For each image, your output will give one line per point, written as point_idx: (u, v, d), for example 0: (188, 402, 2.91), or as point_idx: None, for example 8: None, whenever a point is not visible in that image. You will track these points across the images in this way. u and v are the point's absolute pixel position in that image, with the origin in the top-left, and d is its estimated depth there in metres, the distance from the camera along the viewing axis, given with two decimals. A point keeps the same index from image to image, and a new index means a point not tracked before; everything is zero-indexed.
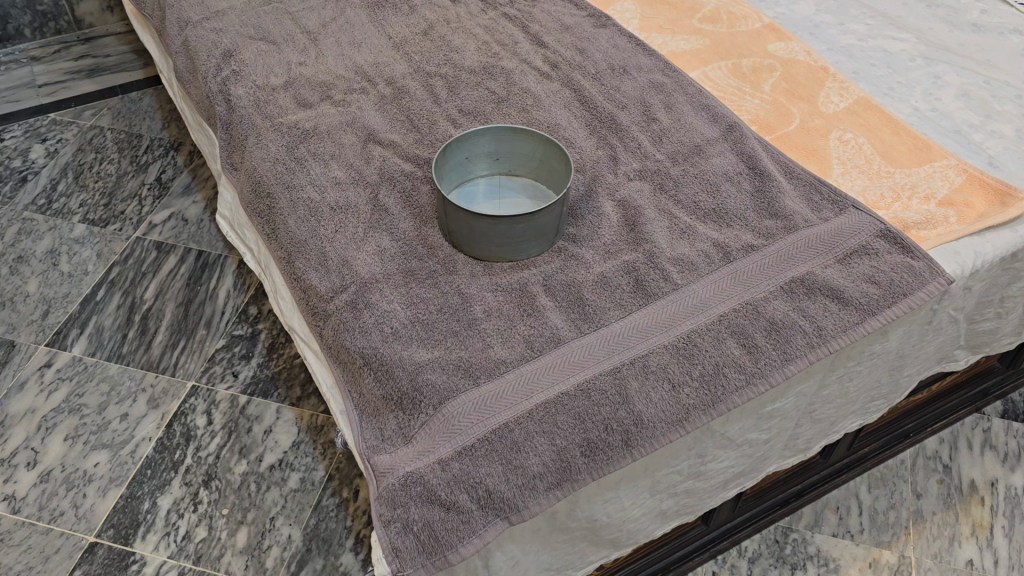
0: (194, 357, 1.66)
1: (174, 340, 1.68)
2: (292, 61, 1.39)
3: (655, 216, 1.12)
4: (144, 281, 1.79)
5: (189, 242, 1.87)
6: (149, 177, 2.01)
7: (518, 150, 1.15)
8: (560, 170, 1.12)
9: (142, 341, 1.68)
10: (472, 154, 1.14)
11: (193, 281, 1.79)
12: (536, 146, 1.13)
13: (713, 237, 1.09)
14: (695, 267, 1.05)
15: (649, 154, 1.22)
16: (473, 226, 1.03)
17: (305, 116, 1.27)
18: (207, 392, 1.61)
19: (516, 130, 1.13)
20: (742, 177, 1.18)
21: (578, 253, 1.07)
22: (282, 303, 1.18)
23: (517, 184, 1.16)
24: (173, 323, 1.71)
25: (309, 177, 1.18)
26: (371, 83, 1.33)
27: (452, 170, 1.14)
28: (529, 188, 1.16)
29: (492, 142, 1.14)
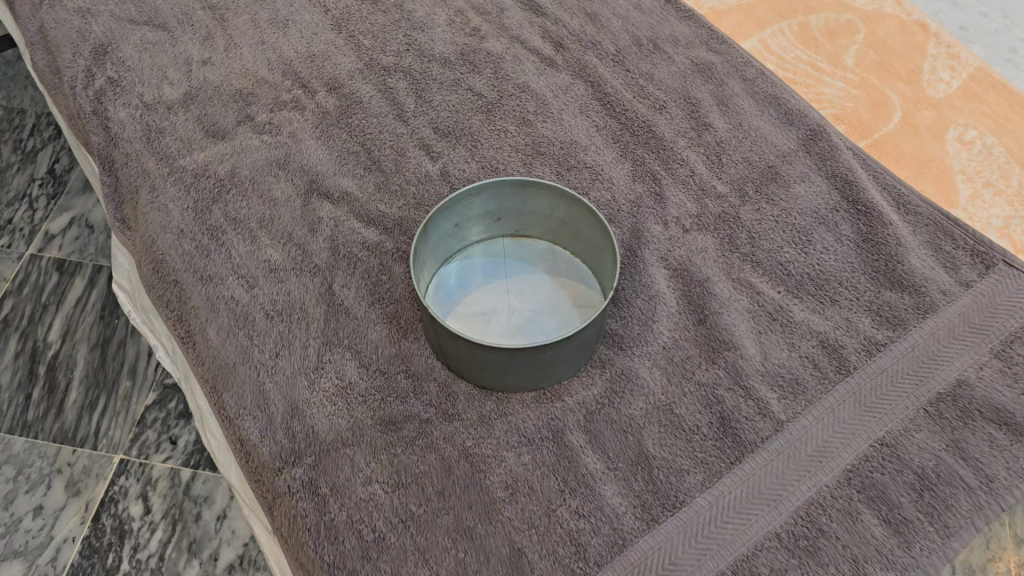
0: (119, 422, 1.33)
1: (92, 399, 1.34)
2: (193, 59, 1.00)
3: (730, 293, 0.79)
4: (44, 317, 1.43)
5: (97, 257, 1.49)
6: (38, 169, 1.61)
7: (528, 209, 0.80)
8: (594, 238, 0.78)
9: (49, 404, 1.34)
10: (463, 219, 0.79)
11: (108, 313, 1.43)
12: (556, 202, 0.78)
13: (817, 329, 0.76)
14: (801, 386, 0.73)
15: (707, 185, 0.87)
16: (477, 352, 0.69)
17: (218, 154, 0.90)
18: (140, 470, 1.29)
19: (527, 185, 0.77)
20: (840, 217, 0.84)
21: (630, 371, 0.75)
22: (211, 438, 0.84)
23: (529, 251, 0.83)
24: (87, 376, 1.36)
25: (231, 261, 0.82)
26: (307, 90, 0.95)
27: (437, 247, 0.79)
28: (548, 256, 0.83)
29: (494, 201, 0.79)
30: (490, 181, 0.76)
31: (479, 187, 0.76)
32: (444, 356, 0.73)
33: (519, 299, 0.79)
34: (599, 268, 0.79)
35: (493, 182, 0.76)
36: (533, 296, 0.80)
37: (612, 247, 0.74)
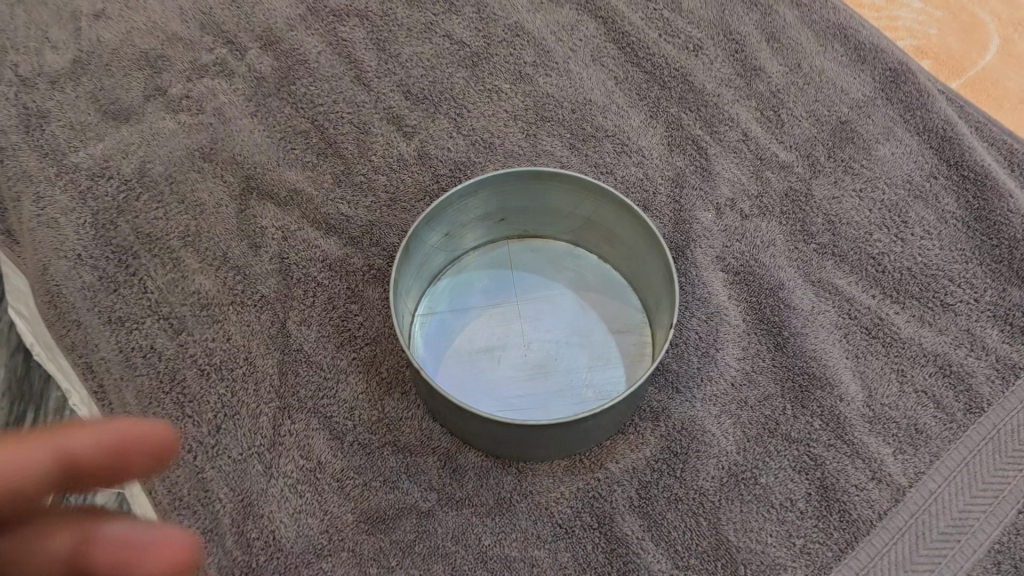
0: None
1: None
2: (81, 11, 0.76)
3: (812, 303, 0.60)
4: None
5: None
6: None
7: (541, 206, 0.60)
8: (632, 244, 0.58)
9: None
10: (456, 225, 0.59)
11: None
12: (579, 198, 0.58)
13: (931, 349, 0.58)
14: (921, 434, 0.55)
15: (766, 153, 0.67)
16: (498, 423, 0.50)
17: (121, 144, 0.68)
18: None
19: (541, 178, 0.56)
20: (941, 187, 0.65)
21: (692, 424, 0.56)
22: None
23: (543, 258, 0.64)
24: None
25: (148, 297, 0.61)
26: (233, 48, 0.73)
27: (423, 264, 0.59)
28: (568, 263, 0.63)
29: (496, 200, 0.58)
30: (491, 177, 0.55)
31: (476, 185, 0.55)
32: (444, 421, 0.54)
33: (536, 326, 0.60)
34: (639, 280, 0.60)
35: (495, 178, 0.55)
36: (553, 320, 0.61)
37: (661, 262, 0.55)
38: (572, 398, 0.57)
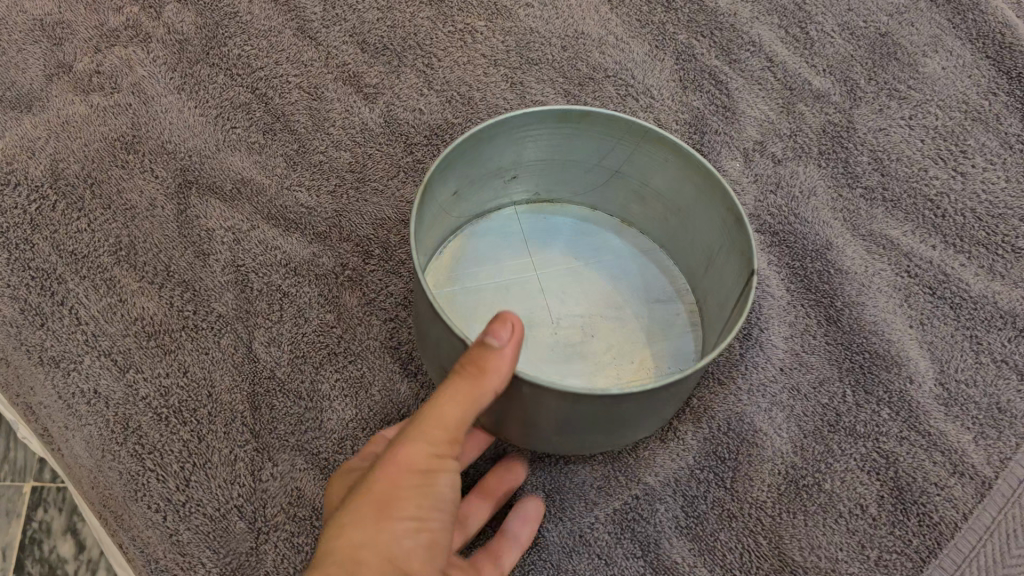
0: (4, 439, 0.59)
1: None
2: None
3: (866, 262, 0.52)
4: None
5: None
6: None
7: (565, 158, 0.50)
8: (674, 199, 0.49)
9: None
10: (466, 180, 0.48)
11: None
12: (611, 144, 0.48)
13: (1004, 308, 0.50)
14: (1004, 412, 0.47)
15: (796, 81, 0.57)
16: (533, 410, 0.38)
17: (22, 138, 0.56)
18: (56, 509, 0.55)
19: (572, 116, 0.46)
20: (998, 104, 0.57)
21: (741, 422, 0.47)
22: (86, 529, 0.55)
23: (562, 225, 0.54)
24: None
25: (82, 328, 0.51)
26: (147, 7, 0.61)
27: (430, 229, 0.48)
28: (588, 228, 0.54)
29: (515, 148, 0.48)
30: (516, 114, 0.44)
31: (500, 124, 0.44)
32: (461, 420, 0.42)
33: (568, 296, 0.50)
34: (681, 239, 0.50)
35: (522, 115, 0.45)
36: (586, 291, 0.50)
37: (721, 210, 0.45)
38: (621, 373, 0.47)
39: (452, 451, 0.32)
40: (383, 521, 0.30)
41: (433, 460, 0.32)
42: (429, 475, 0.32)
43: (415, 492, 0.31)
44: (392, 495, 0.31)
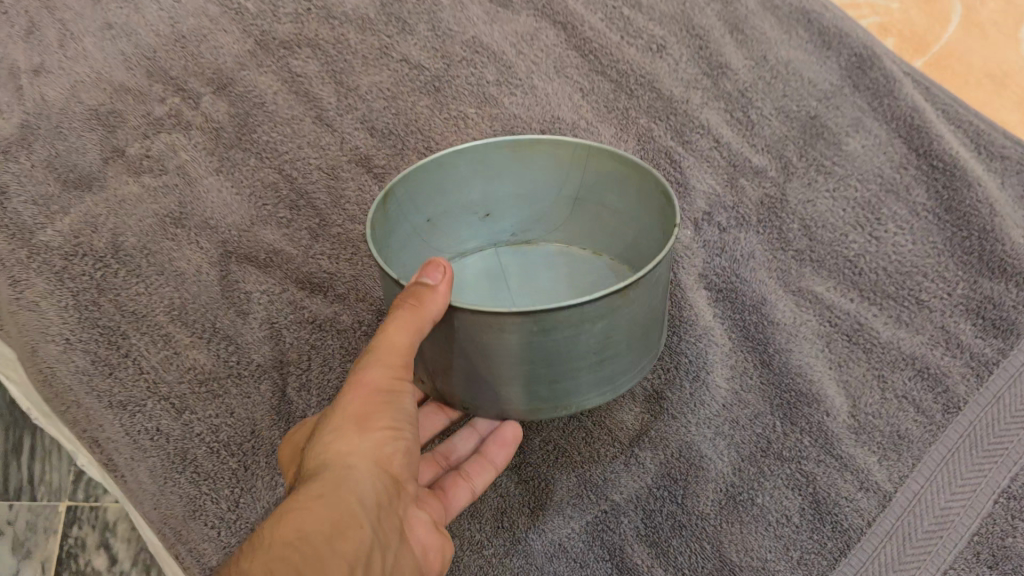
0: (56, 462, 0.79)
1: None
2: (19, 67, 0.73)
3: (794, 315, 0.62)
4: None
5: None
6: None
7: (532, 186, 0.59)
8: (625, 212, 0.57)
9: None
10: (439, 211, 0.57)
11: None
12: (567, 169, 0.57)
13: (908, 350, 0.60)
14: (905, 438, 0.57)
15: (739, 159, 0.68)
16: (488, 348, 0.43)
17: (87, 216, 0.67)
18: (92, 524, 0.78)
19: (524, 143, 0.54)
20: (910, 178, 0.67)
21: (690, 450, 0.58)
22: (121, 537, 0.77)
23: (539, 259, 0.64)
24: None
25: (145, 376, 0.61)
26: (187, 96, 0.71)
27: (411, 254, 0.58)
28: (565, 259, 0.63)
29: (484, 182, 0.57)
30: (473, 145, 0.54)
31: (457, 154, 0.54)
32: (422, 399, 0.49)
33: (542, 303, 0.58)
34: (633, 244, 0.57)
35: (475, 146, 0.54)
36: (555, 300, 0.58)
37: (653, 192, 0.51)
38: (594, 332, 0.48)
39: (407, 368, 0.44)
40: (365, 428, 0.42)
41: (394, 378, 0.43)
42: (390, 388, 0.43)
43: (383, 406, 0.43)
44: (367, 408, 0.43)
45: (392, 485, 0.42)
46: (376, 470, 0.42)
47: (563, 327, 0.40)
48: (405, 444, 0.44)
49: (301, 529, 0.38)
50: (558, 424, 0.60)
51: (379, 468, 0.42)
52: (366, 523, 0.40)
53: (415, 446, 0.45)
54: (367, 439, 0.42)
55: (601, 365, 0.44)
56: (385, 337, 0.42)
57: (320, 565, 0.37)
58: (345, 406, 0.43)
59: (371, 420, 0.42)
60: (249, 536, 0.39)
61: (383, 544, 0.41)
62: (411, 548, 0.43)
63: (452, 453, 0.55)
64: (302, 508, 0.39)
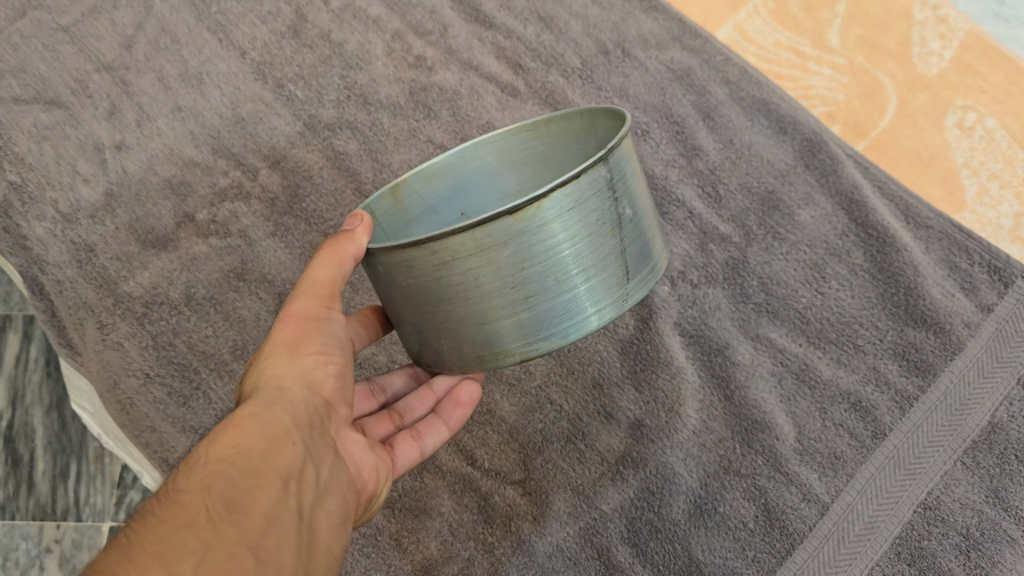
0: (99, 487, 0.94)
1: (60, 475, 0.94)
2: (103, 143, 0.86)
3: (752, 357, 0.75)
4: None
5: (26, 306, 1.05)
6: None
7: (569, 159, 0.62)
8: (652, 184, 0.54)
9: (17, 481, 0.95)
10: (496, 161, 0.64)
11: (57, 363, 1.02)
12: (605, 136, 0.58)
13: (845, 387, 0.74)
14: (840, 459, 0.71)
15: (708, 227, 0.82)
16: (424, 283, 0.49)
17: (164, 271, 0.80)
18: None
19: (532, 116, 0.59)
20: (851, 243, 0.80)
21: (664, 468, 0.71)
22: None
23: None
24: (50, 442, 0.96)
25: (214, 406, 0.74)
26: (246, 170, 0.85)
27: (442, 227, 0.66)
28: None
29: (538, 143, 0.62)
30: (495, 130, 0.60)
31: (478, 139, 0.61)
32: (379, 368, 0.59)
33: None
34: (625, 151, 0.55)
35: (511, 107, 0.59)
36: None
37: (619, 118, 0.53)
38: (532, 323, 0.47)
39: (330, 306, 0.56)
40: (294, 357, 0.53)
41: (321, 312, 0.55)
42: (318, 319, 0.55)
43: (310, 334, 0.54)
44: (297, 338, 0.54)
45: (319, 407, 0.52)
46: (306, 393, 0.52)
47: (461, 263, 0.46)
48: (332, 371, 0.54)
49: (237, 443, 0.45)
50: (556, 446, 0.72)
51: (308, 391, 0.52)
52: (296, 434, 0.48)
53: (341, 377, 0.55)
54: (297, 367, 0.53)
55: (527, 303, 0.47)
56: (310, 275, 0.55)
57: (259, 465, 0.45)
58: (276, 341, 0.54)
59: (300, 348, 0.53)
60: (187, 455, 0.46)
61: (314, 455, 0.49)
62: (342, 463, 0.52)
63: (407, 414, 0.65)
64: (239, 424, 0.47)
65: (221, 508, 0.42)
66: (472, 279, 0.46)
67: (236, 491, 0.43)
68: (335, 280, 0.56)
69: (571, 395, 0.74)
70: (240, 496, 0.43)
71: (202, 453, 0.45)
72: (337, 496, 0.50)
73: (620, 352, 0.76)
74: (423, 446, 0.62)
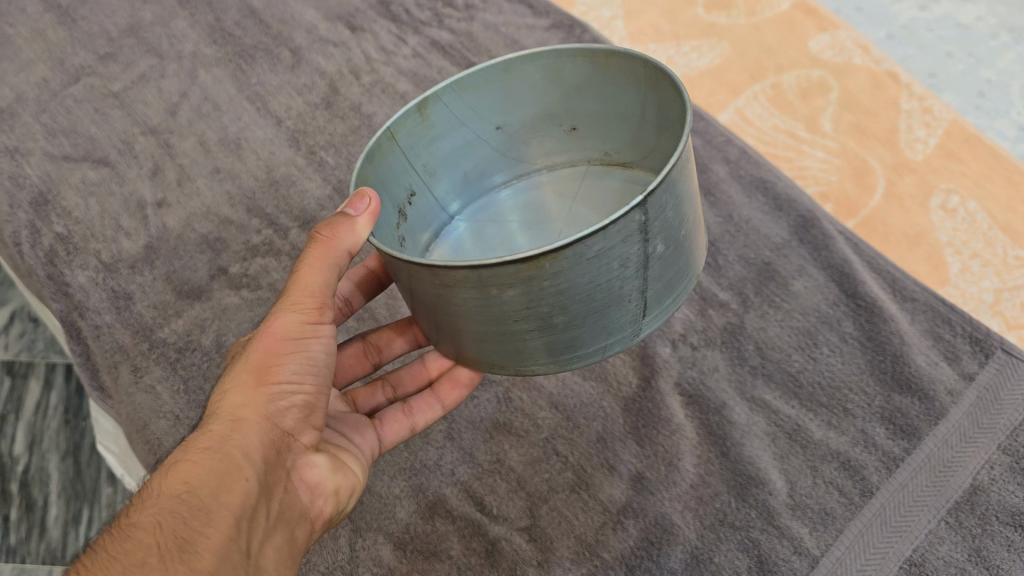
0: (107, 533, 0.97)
1: (71, 520, 0.98)
2: (146, 201, 0.92)
3: (747, 416, 0.80)
4: (4, 426, 1.05)
5: (49, 352, 1.11)
6: None
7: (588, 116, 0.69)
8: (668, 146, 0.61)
9: (29, 525, 0.98)
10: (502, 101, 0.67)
11: (74, 413, 1.06)
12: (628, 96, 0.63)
13: (835, 447, 0.78)
14: (830, 516, 0.75)
15: (708, 294, 0.88)
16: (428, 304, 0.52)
17: (197, 319, 0.86)
18: None
19: (582, 56, 0.63)
20: (842, 313, 0.85)
21: (664, 518, 0.75)
22: None
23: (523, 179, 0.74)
24: (64, 488, 1.00)
25: None
26: (278, 228, 0.91)
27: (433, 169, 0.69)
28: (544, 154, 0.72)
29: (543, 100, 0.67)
30: (546, 49, 0.63)
31: (521, 60, 0.64)
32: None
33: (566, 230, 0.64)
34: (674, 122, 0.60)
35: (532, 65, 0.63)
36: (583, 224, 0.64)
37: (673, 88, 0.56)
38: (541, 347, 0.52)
39: (310, 318, 0.58)
40: (261, 382, 0.56)
41: (298, 325, 0.57)
42: (294, 332, 0.57)
43: (282, 349, 0.57)
44: (268, 357, 0.57)
45: (279, 437, 0.56)
46: (265, 424, 0.55)
47: (469, 291, 0.48)
48: (299, 400, 0.57)
49: (188, 479, 0.50)
50: (561, 495, 0.76)
51: (269, 424, 0.55)
52: (250, 467, 0.53)
53: (308, 406, 0.58)
54: (261, 394, 0.56)
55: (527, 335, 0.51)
56: (296, 281, 0.58)
57: (207, 500, 0.50)
58: (249, 357, 0.57)
59: (268, 370, 0.56)
60: (147, 485, 0.51)
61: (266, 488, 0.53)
62: (295, 494, 0.57)
63: (398, 388, 0.74)
64: (194, 459, 0.52)
65: (172, 548, 0.47)
66: (475, 306, 0.49)
67: (187, 530, 0.48)
68: (321, 287, 0.58)
69: (577, 448, 0.79)
70: (191, 534, 0.48)
71: (156, 490, 0.50)
72: (285, 528, 0.55)
73: (623, 410, 0.81)
74: (414, 422, 0.71)
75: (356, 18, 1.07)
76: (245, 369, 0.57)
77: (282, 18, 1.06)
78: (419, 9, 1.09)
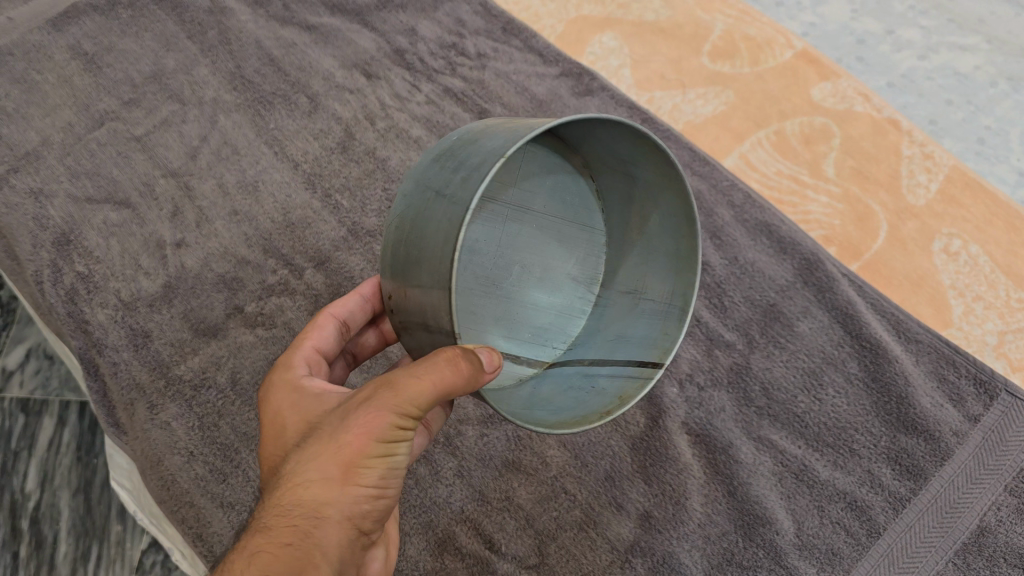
0: (117, 571, 1.00)
1: (80, 558, 1.00)
2: (165, 241, 0.95)
3: (753, 456, 0.81)
4: (15, 463, 1.05)
5: (64, 391, 1.11)
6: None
7: (609, 127, 0.56)
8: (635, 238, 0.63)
9: (38, 562, 1.00)
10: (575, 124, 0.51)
11: (82, 449, 1.07)
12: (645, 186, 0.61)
13: (842, 488, 0.80)
14: (837, 557, 0.76)
15: (714, 334, 0.88)
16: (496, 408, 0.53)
17: (213, 356, 0.88)
18: None
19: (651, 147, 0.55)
20: (846, 355, 0.87)
21: (672, 558, 0.76)
22: None
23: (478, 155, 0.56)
24: (74, 525, 1.02)
25: (251, 484, 0.82)
26: (293, 269, 0.94)
27: (464, 179, 0.50)
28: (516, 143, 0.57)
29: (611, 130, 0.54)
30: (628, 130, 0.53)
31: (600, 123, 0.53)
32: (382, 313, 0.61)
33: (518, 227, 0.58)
34: (646, 206, 0.62)
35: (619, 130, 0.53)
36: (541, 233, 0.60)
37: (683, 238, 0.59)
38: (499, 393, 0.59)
39: (406, 425, 0.52)
40: (348, 480, 0.51)
41: (390, 431, 0.51)
42: (388, 437, 0.51)
43: (373, 453, 0.51)
44: (357, 458, 0.51)
45: (355, 535, 0.52)
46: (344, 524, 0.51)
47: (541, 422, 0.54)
48: (379, 502, 0.53)
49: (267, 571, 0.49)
50: (569, 533, 0.77)
51: (349, 526, 0.51)
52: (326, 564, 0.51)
53: (385, 505, 0.54)
54: (344, 496, 0.51)
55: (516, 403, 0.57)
56: (407, 388, 0.50)
57: None
58: (340, 450, 0.51)
59: (354, 473, 0.51)
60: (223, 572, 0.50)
61: None
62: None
63: None
64: (275, 551, 0.49)
65: None
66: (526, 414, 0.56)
67: None
68: (428, 403, 0.51)
69: (585, 486, 0.79)
70: None
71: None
72: None
73: (631, 448, 0.82)
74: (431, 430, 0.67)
75: (371, 65, 1.10)
76: (330, 456, 0.51)
77: (301, 65, 1.09)
78: (432, 57, 1.11)
